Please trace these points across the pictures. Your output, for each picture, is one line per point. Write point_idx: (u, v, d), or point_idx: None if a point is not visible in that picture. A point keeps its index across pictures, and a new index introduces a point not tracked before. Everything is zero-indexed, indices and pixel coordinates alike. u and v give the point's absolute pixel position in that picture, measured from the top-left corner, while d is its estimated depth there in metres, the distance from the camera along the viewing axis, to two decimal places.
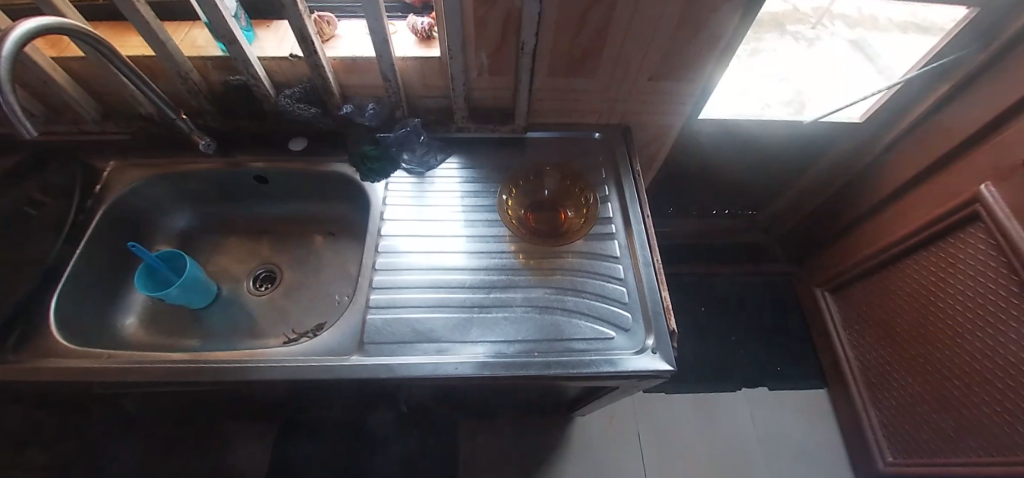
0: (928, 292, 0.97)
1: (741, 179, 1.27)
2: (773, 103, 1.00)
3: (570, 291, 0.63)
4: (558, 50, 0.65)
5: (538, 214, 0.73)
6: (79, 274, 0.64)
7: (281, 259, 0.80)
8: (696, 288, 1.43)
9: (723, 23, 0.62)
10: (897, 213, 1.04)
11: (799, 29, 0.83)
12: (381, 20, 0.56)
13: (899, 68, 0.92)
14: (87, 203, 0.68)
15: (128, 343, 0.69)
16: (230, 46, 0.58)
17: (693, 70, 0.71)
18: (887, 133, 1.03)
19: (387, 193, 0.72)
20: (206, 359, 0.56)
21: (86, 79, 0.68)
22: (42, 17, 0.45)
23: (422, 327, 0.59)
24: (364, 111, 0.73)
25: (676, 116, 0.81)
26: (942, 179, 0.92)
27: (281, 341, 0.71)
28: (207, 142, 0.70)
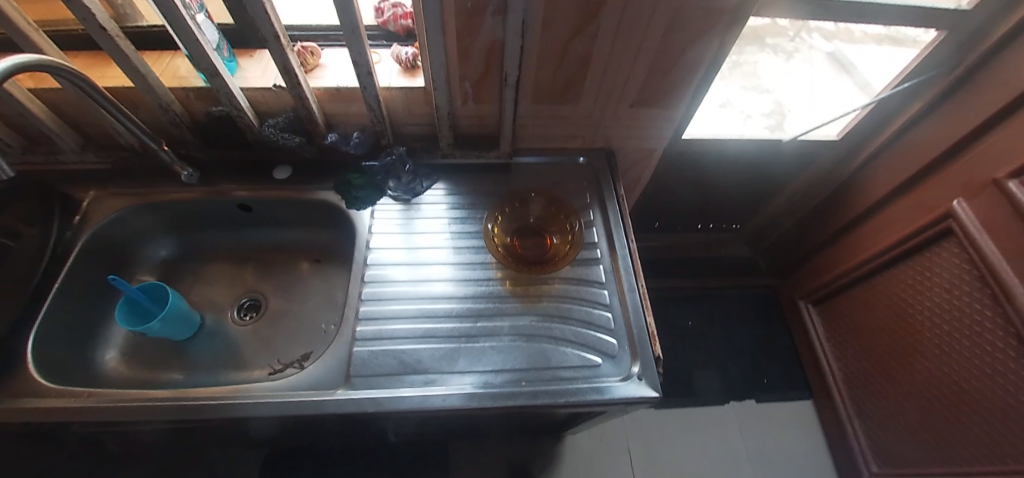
0: (907, 304, 1.00)
1: (724, 196, 1.30)
2: (754, 113, 1.03)
3: (556, 318, 0.64)
4: (541, 79, 0.66)
5: (524, 241, 0.73)
6: (57, 308, 0.63)
7: (266, 288, 0.79)
8: (682, 302, 1.45)
9: (700, 53, 0.64)
10: (874, 228, 1.07)
11: (778, 41, 0.88)
12: (364, 53, 0.56)
13: (878, 82, 0.94)
14: (65, 235, 0.66)
15: (108, 378, 0.67)
16: (212, 78, 0.58)
17: (672, 97, 0.73)
18: (862, 151, 1.06)
19: (373, 221, 0.72)
20: (189, 396, 0.55)
21: (64, 109, 0.67)
22: (18, 54, 0.44)
23: (409, 358, 0.59)
24: (349, 141, 0.73)
25: (658, 140, 0.83)
26: (915, 195, 0.96)
27: (266, 372, 0.70)
28: (189, 173, 0.71)
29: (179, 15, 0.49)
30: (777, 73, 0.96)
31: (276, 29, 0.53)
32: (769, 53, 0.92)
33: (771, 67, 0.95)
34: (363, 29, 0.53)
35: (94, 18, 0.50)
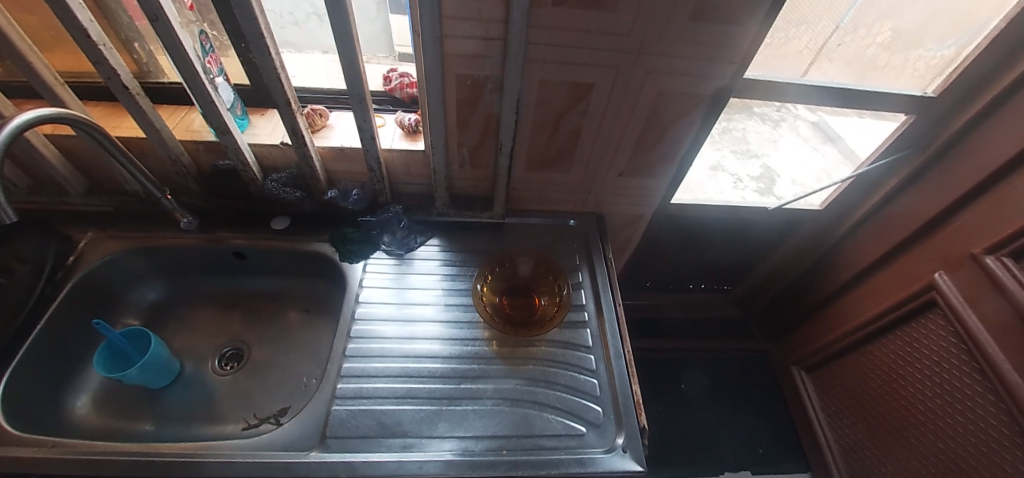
0: (898, 375, 0.99)
1: (713, 258, 1.33)
2: (744, 177, 1.07)
3: (542, 383, 0.63)
4: (534, 148, 0.71)
5: (512, 300, 0.74)
6: (36, 350, 0.62)
7: (251, 337, 0.79)
8: (673, 363, 1.43)
9: (683, 131, 0.69)
10: (860, 296, 1.09)
11: (765, 111, 0.89)
12: (368, 120, 0.61)
13: (863, 151, 0.97)
14: (56, 275, 0.67)
15: (75, 428, 0.64)
16: (223, 135, 0.62)
17: (658, 168, 0.77)
18: (843, 222, 1.10)
19: (365, 276, 0.74)
20: (157, 450, 0.53)
21: (76, 154, 0.70)
22: (42, 108, 0.49)
23: (389, 420, 0.58)
24: (348, 196, 0.76)
25: (646, 206, 0.87)
26: (900, 265, 0.98)
27: (240, 427, 0.68)
28: (187, 221, 0.75)
29: (201, 81, 0.53)
30: (766, 141, 0.99)
31: (288, 96, 0.57)
32: (757, 121, 0.91)
33: (759, 133, 0.96)
34: (370, 99, 0.58)
35: (119, 78, 0.53)
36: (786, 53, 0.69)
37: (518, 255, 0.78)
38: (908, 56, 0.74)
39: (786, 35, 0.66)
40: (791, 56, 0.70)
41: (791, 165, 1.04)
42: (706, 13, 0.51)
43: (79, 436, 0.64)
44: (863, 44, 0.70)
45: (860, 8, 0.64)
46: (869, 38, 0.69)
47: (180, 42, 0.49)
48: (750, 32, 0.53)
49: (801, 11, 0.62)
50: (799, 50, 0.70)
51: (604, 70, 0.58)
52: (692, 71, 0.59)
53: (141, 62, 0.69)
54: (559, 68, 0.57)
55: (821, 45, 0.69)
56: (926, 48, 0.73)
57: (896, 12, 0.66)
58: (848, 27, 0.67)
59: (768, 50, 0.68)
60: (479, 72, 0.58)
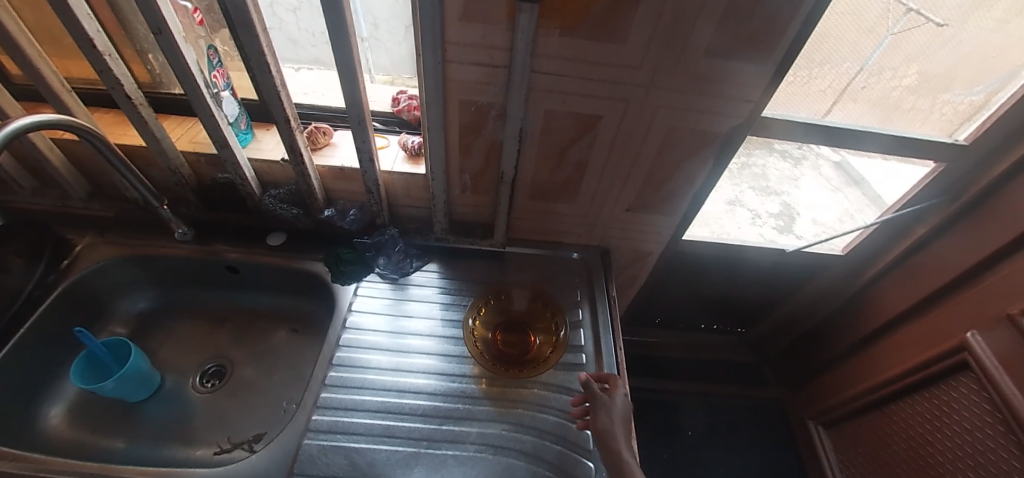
0: (925, 442, 0.90)
1: (727, 298, 1.26)
2: (763, 213, 1.03)
3: (530, 429, 0.58)
4: (538, 177, 0.69)
5: (505, 335, 0.70)
6: (15, 355, 0.61)
7: (236, 354, 0.76)
8: (679, 410, 1.35)
9: (695, 169, 0.66)
10: (885, 352, 1.01)
11: (787, 148, 0.85)
12: (368, 141, 0.60)
13: (890, 197, 0.92)
14: (47, 279, 0.67)
15: (45, 440, 0.62)
16: (222, 149, 0.62)
17: (669, 206, 0.74)
18: (865, 270, 1.04)
19: (356, 299, 0.72)
20: (113, 473, 0.51)
21: (80, 159, 0.71)
22: (40, 114, 0.49)
23: (362, 460, 0.54)
24: (345, 216, 0.75)
25: (656, 243, 0.83)
26: (929, 320, 0.91)
27: (211, 451, 0.65)
28: (182, 231, 0.73)
29: (200, 93, 0.54)
30: (787, 179, 0.94)
31: (287, 113, 0.57)
32: (777, 158, 0.88)
33: (778, 170, 0.92)
34: (369, 120, 0.57)
35: (122, 88, 0.54)
36: (807, 92, 0.66)
37: (512, 291, 0.75)
38: (936, 100, 0.69)
39: (808, 74, 0.62)
40: (814, 93, 0.67)
41: (813, 204, 0.99)
42: (720, 49, 0.48)
43: (47, 449, 0.62)
44: (889, 86, 0.66)
45: (885, 51, 0.60)
46: (896, 79, 0.64)
47: (185, 58, 0.50)
48: (768, 70, 0.50)
49: (825, 50, 0.59)
50: (823, 88, 0.66)
51: (613, 102, 0.56)
52: (706, 107, 0.56)
53: (154, 73, 0.70)
54: (565, 98, 0.56)
55: (845, 85, 0.65)
56: (954, 94, 0.67)
57: (925, 56, 0.61)
58: (874, 68, 0.63)
59: (790, 86, 0.65)
60: (483, 99, 0.56)
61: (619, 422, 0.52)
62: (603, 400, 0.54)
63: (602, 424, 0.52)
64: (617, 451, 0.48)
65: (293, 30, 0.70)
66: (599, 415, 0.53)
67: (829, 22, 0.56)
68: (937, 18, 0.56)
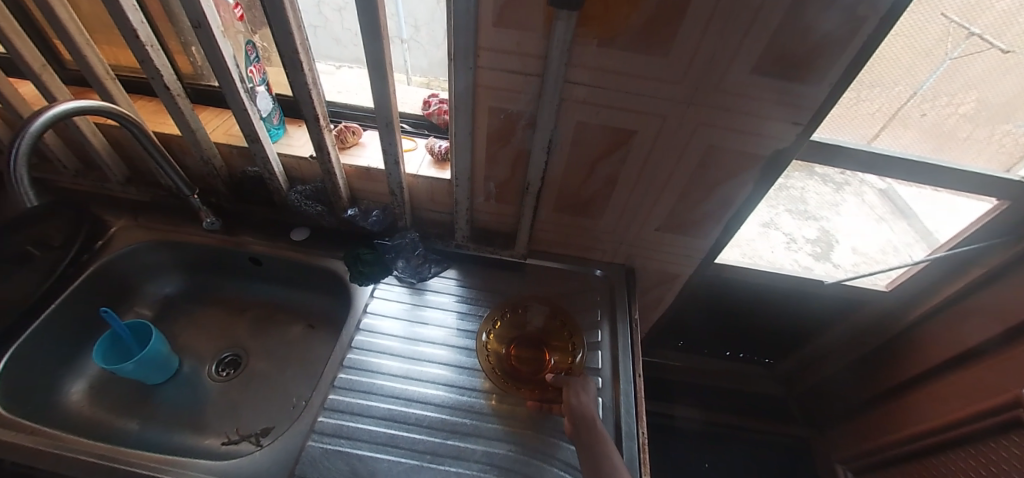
0: None
1: (755, 327, 1.20)
2: (799, 238, 0.97)
3: (538, 453, 0.56)
4: (565, 191, 0.66)
5: (520, 353, 0.67)
6: (45, 329, 0.64)
7: (252, 345, 0.77)
8: (698, 440, 1.29)
9: (733, 192, 0.62)
10: (927, 400, 0.93)
11: (828, 173, 0.80)
12: (394, 143, 0.60)
13: (944, 235, 0.83)
14: (80, 257, 0.70)
15: (67, 414, 0.64)
16: (253, 143, 0.63)
17: (701, 229, 0.70)
18: (912, 310, 0.94)
19: (372, 300, 0.71)
20: (123, 459, 0.52)
21: (121, 144, 0.74)
22: (83, 100, 0.51)
23: (363, 468, 0.52)
24: (368, 217, 0.75)
25: (684, 266, 0.79)
26: (981, 371, 0.82)
27: (219, 441, 0.65)
28: (211, 220, 0.75)
29: (234, 86, 0.55)
30: (827, 204, 0.89)
31: (317, 111, 0.57)
32: (817, 182, 0.83)
33: (818, 195, 0.87)
34: (396, 123, 0.57)
35: (161, 78, 0.56)
36: (853, 116, 0.62)
37: (529, 307, 0.71)
38: (995, 131, 0.62)
39: (857, 95, 0.58)
40: (860, 116, 0.62)
41: (854, 232, 0.94)
42: (769, 67, 0.45)
43: (68, 423, 0.64)
44: (946, 113, 0.60)
45: (941, 77, 0.55)
46: (952, 107, 0.59)
47: (220, 52, 0.51)
48: (821, 92, 0.46)
49: (877, 72, 0.55)
50: (871, 111, 0.61)
51: (649, 117, 0.53)
52: (750, 128, 0.52)
53: (196, 65, 0.72)
54: (598, 111, 0.53)
55: (895, 110, 0.60)
56: (1015, 125, 0.60)
57: (986, 83, 0.56)
58: (927, 94, 0.58)
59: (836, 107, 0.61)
60: (512, 107, 0.55)
61: (591, 400, 0.56)
62: (578, 380, 0.59)
63: (576, 399, 0.56)
64: (589, 418, 0.53)
65: (338, 34, 0.71)
66: (574, 392, 0.57)
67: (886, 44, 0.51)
68: (1003, 44, 0.51)
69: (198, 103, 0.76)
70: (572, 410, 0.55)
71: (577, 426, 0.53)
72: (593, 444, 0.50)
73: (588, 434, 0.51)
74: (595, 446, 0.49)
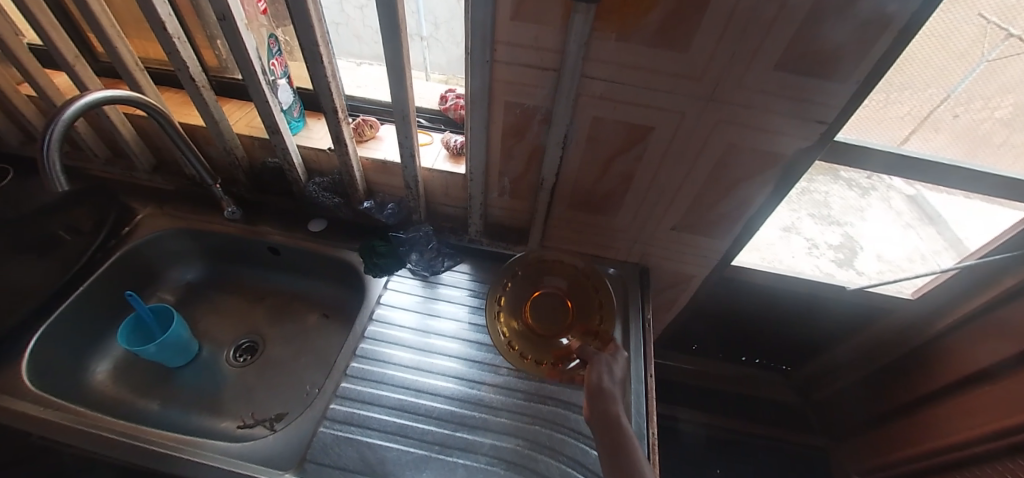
0: None
1: (772, 333, 1.17)
2: (821, 244, 0.95)
3: (546, 449, 0.56)
4: (579, 188, 0.66)
5: (539, 314, 0.56)
6: (73, 311, 0.67)
7: (269, 332, 0.79)
8: (711, 446, 1.26)
9: (752, 192, 0.61)
10: (952, 414, 0.89)
11: (854, 177, 0.77)
12: (411, 136, 0.60)
13: (974, 243, 0.79)
14: (109, 242, 0.74)
15: (92, 392, 0.67)
16: (274, 135, 0.64)
17: (718, 230, 0.69)
18: (943, 318, 0.89)
19: (385, 291, 0.72)
20: (143, 438, 0.54)
21: (149, 134, 0.76)
22: (112, 90, 0.52)
23: (373, 456, 0.53)
24: (383, 210, 0.76)
25: (700, 267, 0.78)
26: (1008, 385, 0.79)
27: (235, 425, 0.67)
28: (232, 210, 0.77)
29: (256, 78, 0.56)
30: (851, 209, 0.87)
31: (336, 104, 0.58)
32: (841, 186, 0.80)
33: (842, 199, 0.84)
34: (413, 116, 0.57)
35: (187, 70, 0.58)
36: (881, 118, 0.60)
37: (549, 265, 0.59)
38: None
39: (886, 98, 0.56)
40: (888, 121, 0.60)
41: (879, 237, 0.91)
42: (792, 62, 0.44)
43: (93, 401, 0.66)
44: (979, 118, 0.58)
45: (977, 79, 0.53)
46: (987, 112, 0.57)
47: (244, 44, 0.52)
48: (847, 90, 0.45)
49: (908, 74, 0.53)
50: (900, 115, 0.59)
51: (667, 114, 0.52)
52: (771, 126, 0.51)
53: (221, 58, 0.74)
54: (615, 106, 0.53)
55: (926, 114, 0.58)
56: None
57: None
58: (962, 97, 0.55)
59: (864, 110, 0.59)
60: (529, 102, 0.55)
61: (617, 384, 0.46)
62: (600, 357, 0.48)
63: (598, 385, 0.45)
64: (613, 414, 0.43)
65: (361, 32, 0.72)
66: (597, 374, 0.47)
67: (917, 45, 0.50)
68: None
69: (222, 95, 0.78)
70: (594, 400, 0.44)
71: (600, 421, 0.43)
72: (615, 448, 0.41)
73: (612, 435, 0.41)
74: (620, 453, 0.40)
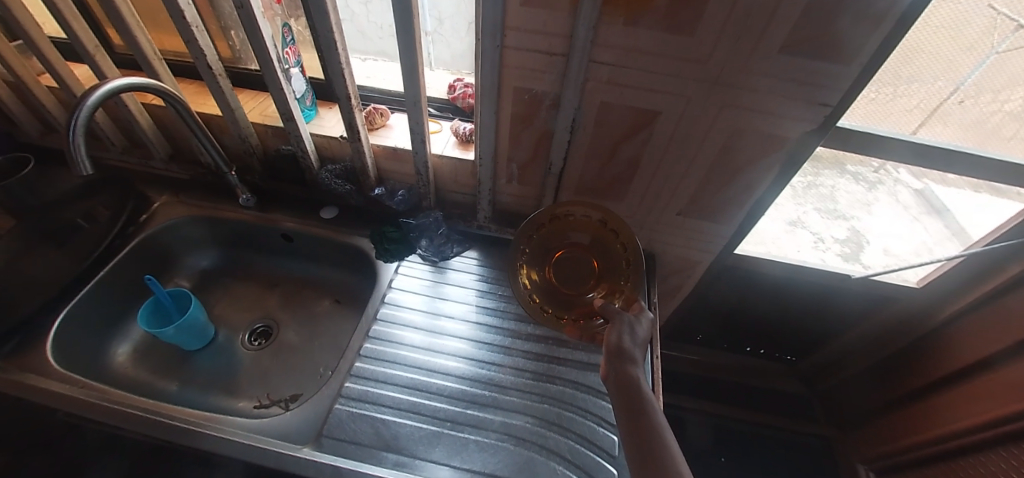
0: None
1: (777, 322, 1.17)
2: (826, 238, 0.94)
3: (555, 426, 0.57)
4: (586, 174, 0.68)
5: (565, 273, 0.63)
6: (94, 294, 0.69)
7: (282, 317, 0.81)
8: (715, 435, 1.28)
9: (757, 177, 0.62)
10: (955, 401, 0.89)
11: (860, 170, 0.78)
12: (422, 123, 0.62)
13: (978, 231, 0.79)
14: (127, 230, 0.76)
15: (112, 372, 0.69)
16: (288, 122, 0.66)
17: (723, 214, 0.70)
18: (947, 307, 0.89)
19: (397, 276, 0.74)
20: (165, 414, 0.56)
21: (165, 124, 0.78)
22: (133, 77, 0.54)
23: (387, 432, 0.55)
24: (393, 196, 0.78)
25: (704, 253, 0.79)
26: (1011, 371, 0.79)
27: (251, 405, 0.69)
28: (246, 197, 0.79)
29: (272, 66, 0.57)
30: (858, 203, 0.87)
31: (349, 91, 0.59)
32: (848, 180, 0.81)
33: (848, 193, 0.85)
34: (424, 102, 0.58)
35: (205, 58, 0.59)
36: (889, 112, 0.60)
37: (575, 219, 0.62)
38: None
39: (893, 91, 0.57)
40: (895, 115, 0.61)
41: (886, 232, 0.90)
42: (797, 45, 0.45)
43: (114, 381, 0.69)
44: (988, 110, 0.58)
45: (987, 71, 0.54)
46: (996, 104, 0.57)
47: (260, 31, 0.53)
48: (851, 72, 0.45)
49: (915, 67, 0.54)
50: (908, 108, 0.60)
51: (673, 98, 0.53)
52: (777, 110, 0.52)
53: (235, 49, 0.76)
54: (622, 91, 0.54)
55: (934, 106, 0.59)
56: None
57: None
58: (971, 89, 0.56)
59: (870, 105, 0.60)
60: (538, 88, 0.56)
61: (637, 344, 0.49)
62: (623, 319, 0.51)
63: (619, 347, 0.48)
64: (632, 376, 0.45)
65: (370, 25, 0.74)
66: (617, 332, 0.49)
67: (923, 37, 0.51)
68: None
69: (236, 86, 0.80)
70: (613, 358, 0.47)
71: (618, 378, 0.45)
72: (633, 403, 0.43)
73: (630, 390, 0.44)
74: (635, 408, 0.43)
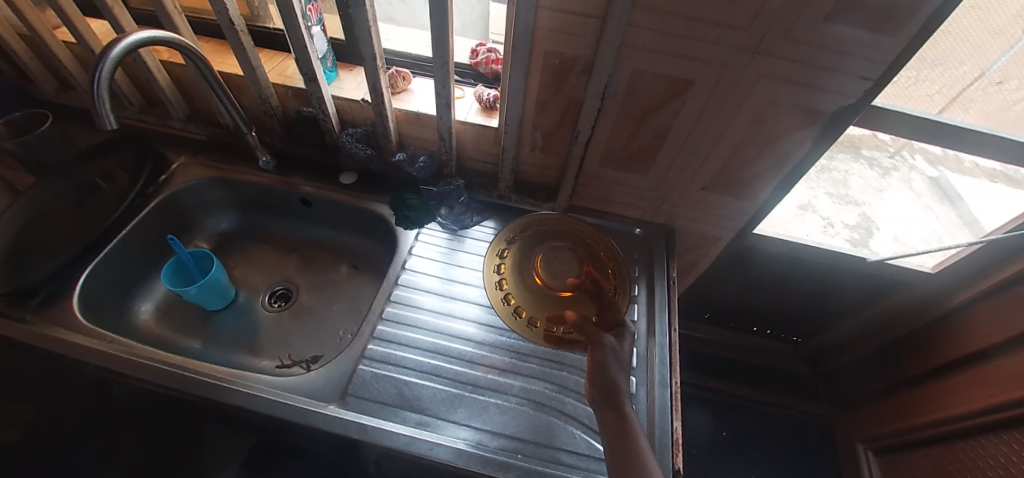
0: None
1: (785, 303, 1.18)
2: (837, 223, 0.93)
3: (573, 394, 0.58)
4: (611, 145, 0.67)
5: (524, 265, 0.63)
6: (116, 253, 0.70)
7: (301, 281, 0.82)
8: (714, 409, 1.31)
9: (789, 152, 0.60)
10: (954, 386, 0.90)
11: (875, 154, 0.78)
12: (447, 88, 0.60)
13: (990, 223, 0.78)
14: (148, 189, 0.76)
15: (138, 328, 0.71)
16: (310, 83, 0.65)
17: (749, 190, 0.69)
18: (958, 294, 0.89)
19: (416, 244, 0.75)
20: (193, 370, 0.56)
21: (183, 82, 0.77)
22: (156, 30, 0.52)
23: (409, 392, 0.56)
24: (414, 163, 0.77)
25: (725, 229, 0.79)
26: (1011, 361, 0.79)
27: (274, 364, 0.71)
28: (266, 160, 0.78)
29: (295, 22, 0.56)
30: (870, 189, 0.86)
31: (375, 51, 0.58)
32: (863, 165, 0.82)
33: (860, 178, 0.85)
34: (452, 65, 0.57)
35: (227, 13, 0.58)
36: (912, 97, 0.58)
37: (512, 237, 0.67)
38: None
39: (916, 75, 0.55)
40: (918, 98, 0.59)
41: (897, 218, 0.89)
42: (845, 14, 0.42)
43: (140, 337, 0.71)
44: (1012, 98, 0.57)
45: (1015, 57, 0.52)
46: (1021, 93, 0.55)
47: None
48: (899, 45, 0.43)
49: (942, 50, 0.52)
50: (930, 93, 0.58)
51: (709, 68, 0.51)
52: (818, 83, 0.50)
53: (253, 6, 0.75)
54: (658, 58, 0.52)
55: (959, 91, 0.57)
56: None
57: None
58: (997, 75, 0.54)
59: (893, 88, 0.58)
60: (568, 52, 0.54)
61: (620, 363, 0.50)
62: (609, 346, 0.50)
63: (607, 369, 0.48)
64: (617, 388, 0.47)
65: None
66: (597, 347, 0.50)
67: (956, 18, 0.49)
68: None
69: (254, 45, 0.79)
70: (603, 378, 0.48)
71: (606, 403, 0.47)
72: (628, 431, 0.44)
73: (615, 412, 0.46)
74: (626, 433, 0.44)
